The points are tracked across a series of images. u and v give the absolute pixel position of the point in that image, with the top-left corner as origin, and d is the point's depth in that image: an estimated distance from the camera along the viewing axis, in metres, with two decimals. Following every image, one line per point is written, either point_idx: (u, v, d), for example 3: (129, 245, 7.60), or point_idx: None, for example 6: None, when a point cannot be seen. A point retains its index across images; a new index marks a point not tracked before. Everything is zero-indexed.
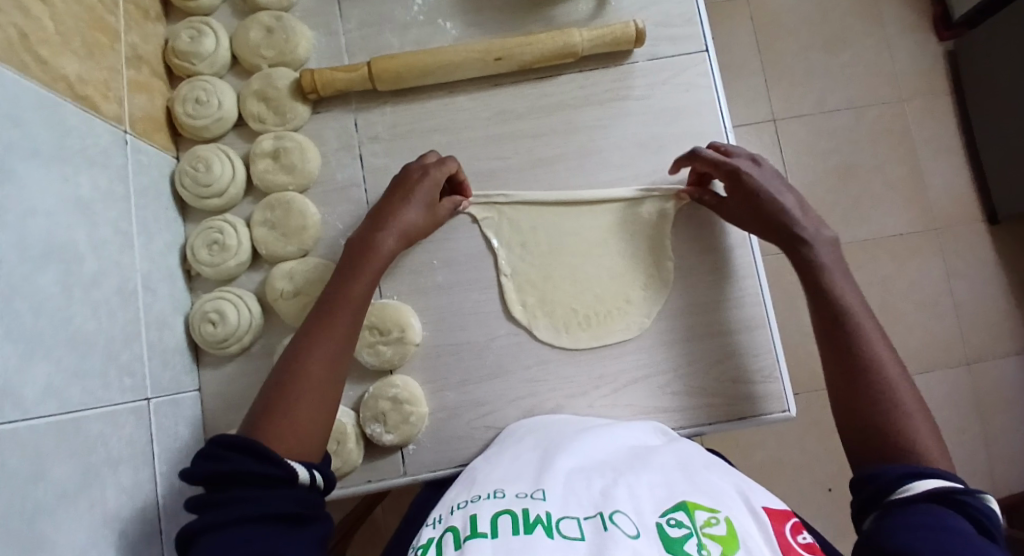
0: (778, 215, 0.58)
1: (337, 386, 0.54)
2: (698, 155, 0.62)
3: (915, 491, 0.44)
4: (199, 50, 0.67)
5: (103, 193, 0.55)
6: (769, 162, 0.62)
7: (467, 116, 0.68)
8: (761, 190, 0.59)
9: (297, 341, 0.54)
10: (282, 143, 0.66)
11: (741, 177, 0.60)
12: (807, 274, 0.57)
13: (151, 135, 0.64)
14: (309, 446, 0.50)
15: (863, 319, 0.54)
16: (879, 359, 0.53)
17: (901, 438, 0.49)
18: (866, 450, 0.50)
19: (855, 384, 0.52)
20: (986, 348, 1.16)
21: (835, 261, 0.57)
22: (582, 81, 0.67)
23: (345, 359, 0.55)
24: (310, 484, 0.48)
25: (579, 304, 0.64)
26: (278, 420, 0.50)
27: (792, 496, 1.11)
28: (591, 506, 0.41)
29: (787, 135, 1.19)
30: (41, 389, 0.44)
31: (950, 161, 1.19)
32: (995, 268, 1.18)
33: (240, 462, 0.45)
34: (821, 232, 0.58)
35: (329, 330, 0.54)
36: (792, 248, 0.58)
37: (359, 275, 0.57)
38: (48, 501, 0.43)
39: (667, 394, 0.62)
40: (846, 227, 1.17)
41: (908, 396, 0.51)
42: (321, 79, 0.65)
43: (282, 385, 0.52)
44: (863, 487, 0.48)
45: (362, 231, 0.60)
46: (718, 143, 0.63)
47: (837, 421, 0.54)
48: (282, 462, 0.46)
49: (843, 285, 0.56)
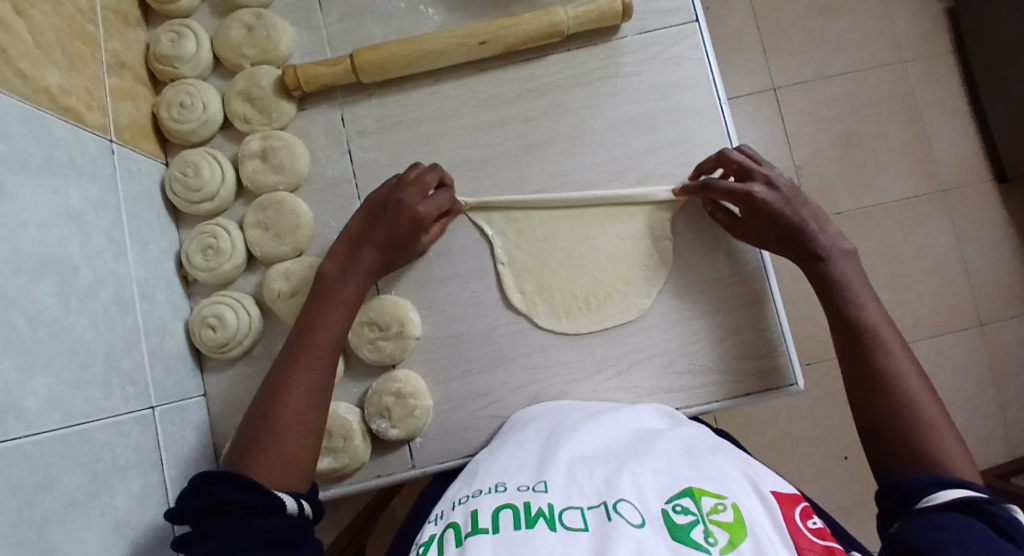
0: (795, 238, 0.57)
1: (320, 414, 0.54)
2: (710, 186, 0.59)
3: (942, 499, 0.43)
4: (181, 53, 0.66)
5: (94, 204, 0.54)
6: (785, 178, 0.59)
7: (455, 104, 0.67)
8: (780, 214, 0.57)
9: (278, 371, 0.55)
10: (270, 142, 0.65)
11: (760, 203, 0.57)
12: (824, 287, 0.57)
13: (139, 142, 0.63)
14: (292, 475, 0.51)
15: (881, 327, 0.55)
16: (895, 365, 0.52)
17: (921, 445, 0.48)
18: (883, 455, 0.50)
19: (871, 389, 0.52)
20: (999, 309, 1.15)
21: (854, 274, 0.57)
22: (570, 60, 0.66)
23: (326, 386, 0.55)
24: (299, 514, 0.49)
25: (579, 288, 0.63)
26: (259, 452, 0.50)
27: (807, 468, 1.10)
28: (595, 495, 0.40)
29: (787, 104, 1.17)
30: (43, 403, 0.44)
31: (954, 120, 1.17)
32: (1005, 227, 1.15)
33: (226, 493, 0.45)
34: (836, 243, 0.58)
35: (306, 361, 0.55)
36: (807, 263, 0.58)
37: (336, 303, 0.58)
38: (57, 511, 0.43)
39: (673, 374, 0.61)
40: (850, 194, 1.15)
41: (927, 402, 0.51)
42: (304, 75, 0.64)
43: (261, 419, 0.52)
44: (890, 495, 0.47)
45: (339, 258, 0.59)
46: (728, 159, 0.60)
47: (856, 428, 0.54)
48: (267, 493, 0.47)
49: (860, 295, 0.56)
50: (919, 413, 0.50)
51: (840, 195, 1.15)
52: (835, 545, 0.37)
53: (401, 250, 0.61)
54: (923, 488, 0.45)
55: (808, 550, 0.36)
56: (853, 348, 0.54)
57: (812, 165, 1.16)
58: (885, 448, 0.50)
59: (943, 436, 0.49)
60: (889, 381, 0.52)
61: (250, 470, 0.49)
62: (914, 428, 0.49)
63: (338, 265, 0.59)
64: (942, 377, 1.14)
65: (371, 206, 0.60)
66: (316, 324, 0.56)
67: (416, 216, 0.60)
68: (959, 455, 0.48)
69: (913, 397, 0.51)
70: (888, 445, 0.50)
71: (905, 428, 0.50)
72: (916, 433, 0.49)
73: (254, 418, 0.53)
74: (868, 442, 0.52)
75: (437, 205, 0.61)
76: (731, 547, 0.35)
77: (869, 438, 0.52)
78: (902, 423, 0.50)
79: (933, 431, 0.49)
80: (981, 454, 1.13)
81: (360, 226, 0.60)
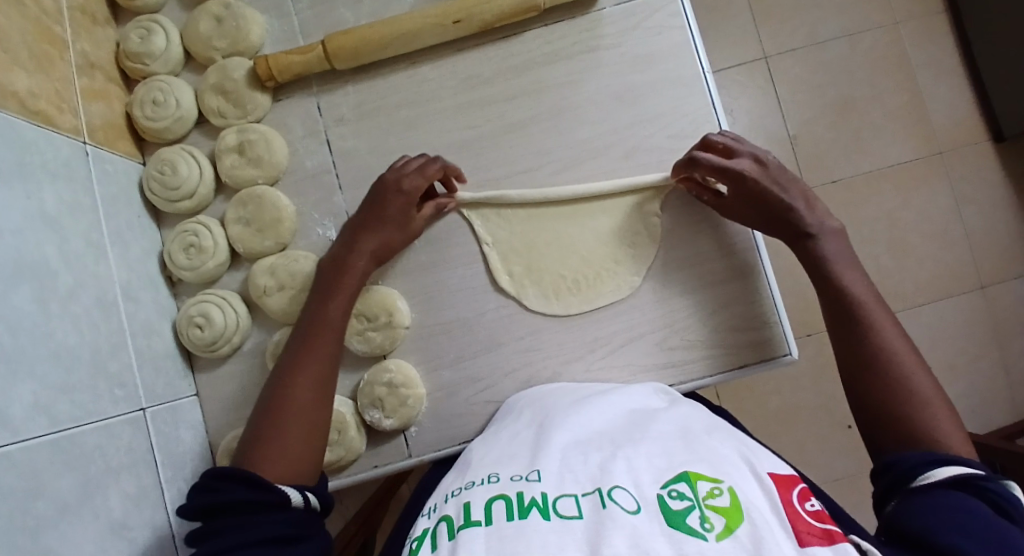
0: (785, 213, 0.56)
1: (324, 410, 0.54)
2: (697, 162, 0.57)
3: (938, 477, 0.43)
4: (150, 49, 0.64)
5: (70, 207, 0.53)
6: (773, 156, 0.58)
7: (433, 86, 0.65)
8: (767, 192, 0.56)
9: (280, 372, 0.54)
10: (246, 136, 0.64)
11: (749, 183, 0.56)
12: (814, 268, 0.56)
13: (114, 143, 0.62)
14: (300, 469, 0.50)
15: (873, 306, 0.53)
16: (889, 347, 0.51)
17: (917, 425, 0.47)
18: (876, 434, 0.50)
19: (864, 371, 0.51)
20: (999, 270, 1.14)
21: (842, 251, 0.56)
22: (548, 36, 0.64)
23: (328, 383, 0.55)
24: (303, 508, 0.48)
25: (567, 268, 0.62)
26: (265, 450, 0.50)
27: (810, 438, 1.10)
28: (589, 481, 0.40)
29: (778, 73, 1.15)
30: (30, 410, 0.44)
31: (948, 81, 1.14)
32: (1003, 187, 1.14)
33: (233, 492, 0.45)
34: (826, 223, 0.56)
35: (303, 355, 0.54)
36: (797, 243, 0.56)
37: (333, 298, 0.57)
38: (50, 515, 0.43)
39: (667, 350, 0.61)
40: (845, 162, 1.14)
41: (922, 382, 0.49)
42: (276, 64, 0.63)
43: (267, 417, 0.52)
44: (885, 475, 0.46)
45: (335, 254, 0.59)
46: (715, 139, 0.58)
47: (852, 411, 0.52)
48: (273, 487, 0.46)
49: (850, 275, 0.55)
50: (914, 393, 0.49)
51: (834, 163, 1.14)
52: (833, 528, 0.36)
53: (397, 234, 0.60)
54: (920, 463, 0.44)
55: (805, 534, 0.35)
56: (846, 331, 0.53)
57: (805, 134, 1.14)
58: (878, 427, 0.49)
59: (938, 415, 0.48)
60: (883, 362, 0.51)
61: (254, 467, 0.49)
62: (909, 406, 0.48)
63: (336, 260, 0.58)
64: (943, 341, 1.13)
65: (368, 200, 0.60)
66: (322, 319, 0.56)
67: (404, 194, 0.59)
68: (954, 433, 0.47)
69: (908, 379, 0.50)
70: (883, 426, 0.49)
71: (900, 408, 0.49)
72: (911, 413, 0.48)
73: (257, 418, 0.52)
74: (865, 424, 0.51)
75: (427, 187, 0.59)
76: (727, 533, 0.35)
77: (862, 418, 0.51)
78: (900, 404, 0.49)
79: (927, 409, 0.48)
80: (985, 415, 1.13)
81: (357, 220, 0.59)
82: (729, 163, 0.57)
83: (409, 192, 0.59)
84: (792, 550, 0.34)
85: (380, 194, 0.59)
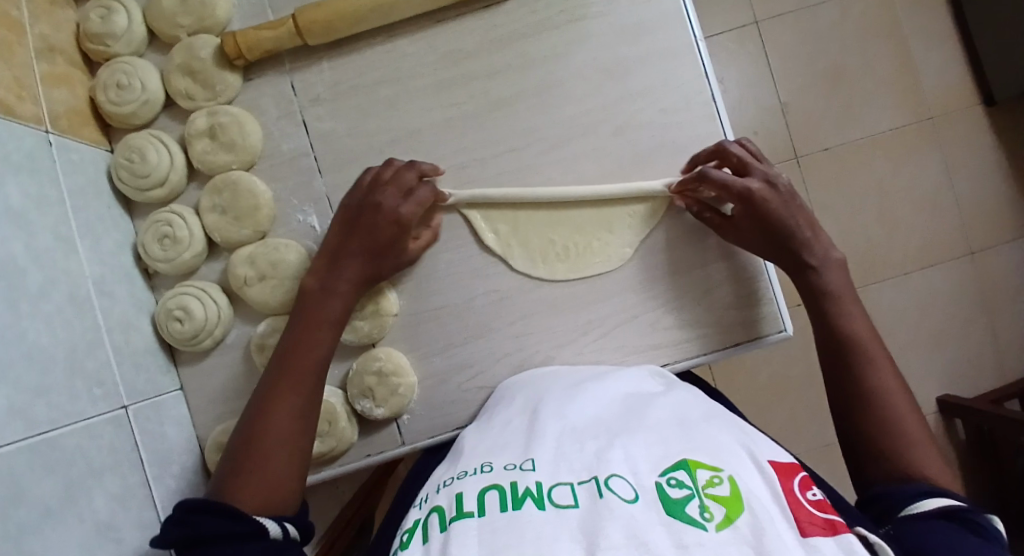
0: (783, 239, 0.54)
1: (305, 442, 0.52)
2: (706, 177, 0.55)
3: (926, 508, 0.42)
4: (112, 29, 0.61)
5: (35, 200, 0.50)
6: (784, 179, 0.56)
7: (412, 62, 0.62)
8: (775, 214, 0.54)
9: (260, 400, 0.52)
10: (217, 119, 0.61)
11: (757, 202, 0.54)
12: (813, 300, 0.55)
13: (78, 130, 0.59)
14: (278, 499, 0.49)
15: (871, 344, 0.53)
16: (881, 383, 0.51)
17: (901, 459, 0.47)
18: (862, 468, 0.49)
19: (855, 406, 0.51)
20: (991, 236, 1.13)
21: (843, 286, 0.55)
22: (533, 5, 0.61)
23: (312, 415, 0.53)
24: (284, 537, 0.47)
25: (557, 234, 0.61)
26: (243, 481, 0.48)
27: (804, 406, 1.11)
28: (585, 469, 0.39)
29: (771, 39, 1.11)
30: (4, 417, 0.41)
31: (942, 44, 1.12)
32: (995, 153, 1.13)
33: (212, 524, 0.43)
34: (829, 254, 0.55)
35: (295, 385, 0.52)
36: (797, 273, 0.55)
37: (321, 327, 0.55)
38: (32, 523, 0.41)
39: (659, 330, 0.60)
40: (838, 130, 1.12)
41: (911, 419, 0.49)
42: (245, 41, 0.60)
43: (248, 445, 0.50)
44: (873, 507, 0.46)
45: (323, 275, 0.56)
46: (731, 154, 0.57)
47: (839, 445, 0.52)
48: (251, 518, 0.45)
49: (850, 312, 0.54)
50: (903, 431, 0.48)
51: (827, 131, 1.12)
52: (836, 518, 0.35)
53: (386, 260, 0.57)
54: (907, 496, 0.44)
55: (808, 524, 0.34)
56: (840, 365, 0.53)
57: (798, 102, 1.12)
58: (866, 461, 0.49)
59: (926, 457, 0.47)
60: (874, 398, 0.50)
61: (231, 497, 0.47)
62: (898, 443, 0.48)
63: (324, 284, 0.56)
64: (935, 309, 1.13)
65: (351, 214, 0.57)
66: (306, 347, 0.54)
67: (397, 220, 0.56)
68: (940, 472, 0.46)
69: (898, 416, 0.49)
70: (871, 460, 0.48)
71: (889, 444, 0.48)
72: (898, 449, 0.47)
73: (237, 446, 0.50)
74: (851, 457, 0.50)
75: (418, 203, 0.57)
76: (727, 523, 0.34)
77: (851, 457, 0.51)
78: (886, 437, 0.48)
79: (914, 448, 0.47)
80: (974, 381, 1.14)
81: (348, 238, 0.56)
82: (737, 181, 0.55)
83: (403, 219, 0.56)
84: (794, 541, 0.33)
85: (373, 217, 0.56)
